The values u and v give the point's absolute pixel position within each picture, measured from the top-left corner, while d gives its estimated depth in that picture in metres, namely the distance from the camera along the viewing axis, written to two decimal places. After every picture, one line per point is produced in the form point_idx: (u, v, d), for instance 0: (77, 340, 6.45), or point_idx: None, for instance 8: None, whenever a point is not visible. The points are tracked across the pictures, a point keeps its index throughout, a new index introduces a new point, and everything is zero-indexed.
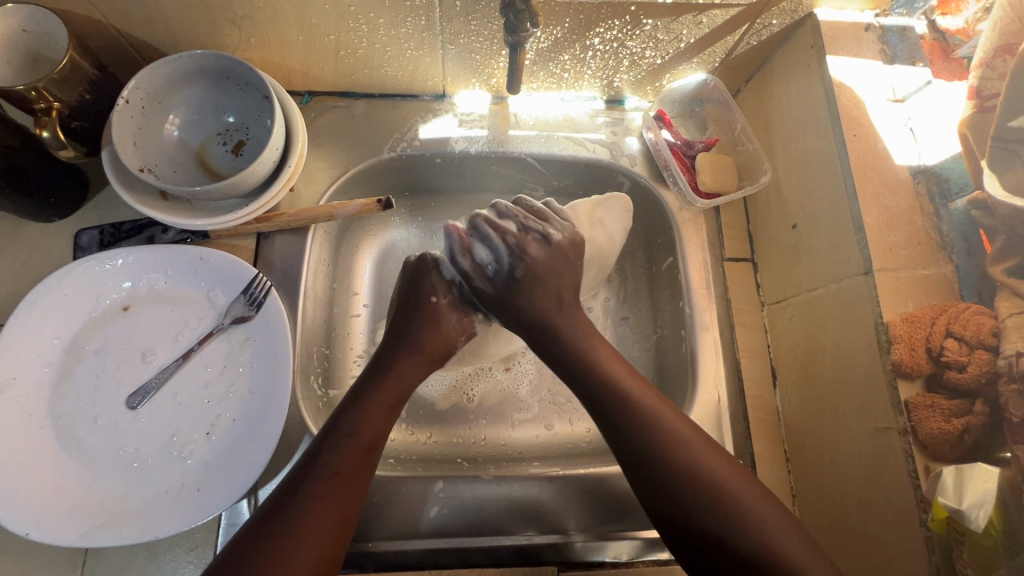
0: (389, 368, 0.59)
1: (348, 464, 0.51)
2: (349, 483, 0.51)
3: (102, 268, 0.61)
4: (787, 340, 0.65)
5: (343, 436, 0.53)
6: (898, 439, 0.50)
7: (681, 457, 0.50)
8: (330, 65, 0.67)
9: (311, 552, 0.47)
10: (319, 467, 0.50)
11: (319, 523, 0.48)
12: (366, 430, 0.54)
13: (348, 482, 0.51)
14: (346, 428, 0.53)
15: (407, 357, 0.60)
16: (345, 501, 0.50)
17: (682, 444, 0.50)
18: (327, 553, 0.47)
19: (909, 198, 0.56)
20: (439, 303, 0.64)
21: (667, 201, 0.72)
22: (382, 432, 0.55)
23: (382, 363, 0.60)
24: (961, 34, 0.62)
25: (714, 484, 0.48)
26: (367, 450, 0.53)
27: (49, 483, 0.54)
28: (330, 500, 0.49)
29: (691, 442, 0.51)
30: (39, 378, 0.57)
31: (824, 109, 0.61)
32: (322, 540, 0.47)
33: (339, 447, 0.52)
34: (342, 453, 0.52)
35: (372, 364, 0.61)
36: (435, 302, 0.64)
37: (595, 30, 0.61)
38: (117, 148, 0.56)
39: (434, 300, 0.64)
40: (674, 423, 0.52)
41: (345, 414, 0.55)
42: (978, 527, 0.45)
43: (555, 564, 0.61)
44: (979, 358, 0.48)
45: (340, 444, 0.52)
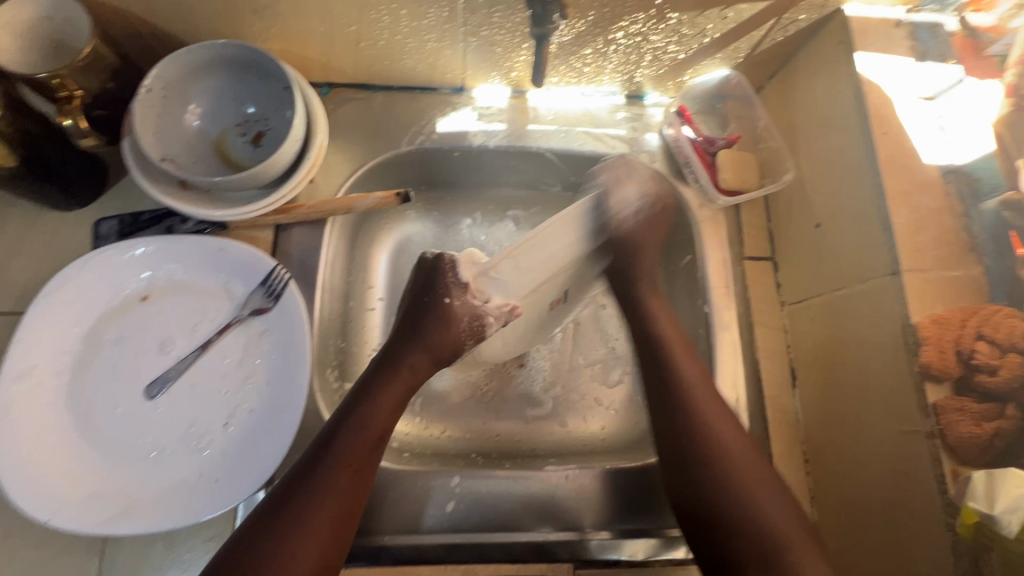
0: (397, 361, 0.59)
1: (358, 456, 0.52)
2: (358, 473, 0.52)
3: (121, 257, 0.60)
4: (808, 340, 0.64)
5: (354, 428, 0.53)
6: (925, 442, 0.49)
7: (704, 434, 0.55)
8: (350, 56, 0.66)
9: (322, 536, 0.48)
10: (331, 457, 0.51)
11: (329, 512, 0.49)
12: (375, 421, 0.55)
13: (359, 473, 0.52)
14: (356, 419, 0.54)
15: (415, 354, 0.59)
16: (354, 491, 0.51)
17: (708, 424, 0.55)
18: (337, 539, 0.49)
19: (937, 198, 0.55)
20: (451, 305, 0.58)
21: (687, 198, 0.71)
22: (391, 422, 0.56)
23: (391, 357, 0.59)
24: (993, 32, 0.61)
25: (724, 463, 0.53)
26: (376, 442, 0.54)
27: (69, 470, 0.54)
28: (341, 491, 0.50)
29: (717, 421, 0.56)
30: (59, 367, 0.57)
31: (852, 106, 0.60)
32: (330, 527, 0.49)
33: (350, 437, 0.53)
34: (353, 444, 0.53)
35: (382, 357, 0.60)
36: (448, 302, 0.58)
37: (619, 23, 0.60)
38: (138, 137, 0.55)
39: (447, 301, 0.58)
40: (709, 405, 0.56)
41: (356, 405, 0.55)
42: (1010, 533, 0.44)
43: (570, 562, 0.59)
44: (1011, 361, 0.48)
45: (352, 436, 0.53)
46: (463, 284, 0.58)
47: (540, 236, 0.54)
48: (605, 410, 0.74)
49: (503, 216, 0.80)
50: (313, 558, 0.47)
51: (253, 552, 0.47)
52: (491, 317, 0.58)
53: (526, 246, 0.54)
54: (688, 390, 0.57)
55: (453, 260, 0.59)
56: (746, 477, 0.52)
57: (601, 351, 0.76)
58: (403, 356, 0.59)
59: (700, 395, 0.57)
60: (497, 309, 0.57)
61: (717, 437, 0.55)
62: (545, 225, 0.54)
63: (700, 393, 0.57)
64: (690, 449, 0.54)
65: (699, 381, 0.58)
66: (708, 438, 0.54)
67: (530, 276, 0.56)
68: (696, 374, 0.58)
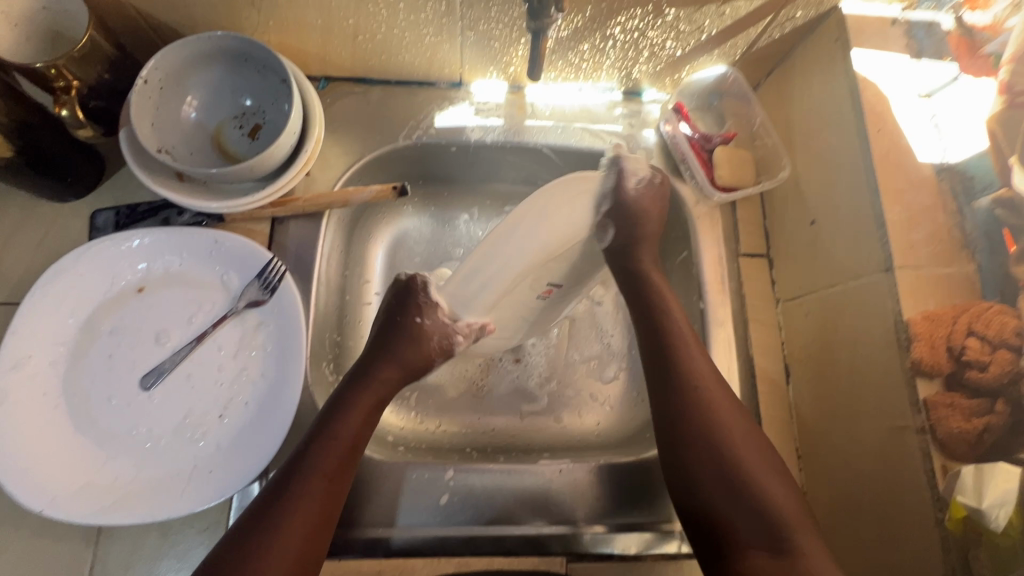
0: (370, 373, 0.59)
1: (329, 468, 0.52)
2: (331, 484, 0.51)
3: (118, 248, 0.61)
4: (802, 337, 0.64)
5: (326, 438, 0.53)
6: (915, 438, 0.50)
7: (712, 429, 0.52)
8: (347, 50, 0.66)
9: (294, 549, 0.47)
10: (303, 470, 0.51)
11: (301, 525, 0.48)
12: (347, 432, 0.54)
13: (333, 484, 0.51)
14: (327, 430, 0.54)
15: (386, 367, 0.60)
16: (327, 503, 0.50)
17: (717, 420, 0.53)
18: (310, 553, 0.48)
19: (931, 196, 0.56)
20: (422, 324, 0.61)
21: (684, 195, 0.71)
22: (365, 431, 0.56)
23: (363, 369, 0.59)
24: (988, 31, 0.60)
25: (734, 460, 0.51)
26: (349, 451, 0.54)
27: (65, 460, 0.54)
28: (313, 503, 0.50)
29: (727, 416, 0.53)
30: (54, 358, 0.57)
31: (848, 103, 0.60)
32: (303, 540, 0.48)
33: (323, 449, 0.52)
34: (323, 456, 0.52)
35: (355, 370, 0.60)
36: (419, 321, 0.61)
37: (616, 19, 0.61)
38: (135, 128, 0.56)
39: (417, 319, 0.61)
40: (719, 400, 0.55)
41: (328, 417, 0.55)
42: (997, 527, 0.45)
43: (563, 554, 0.60)
44: (1001, 358, 0.48)
45: (324, 447, 0.53)
46: (432, 304, 0.61)
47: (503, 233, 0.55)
48: (600, 405, 0.74)
49: (499, 211, 0.80)
50: (285, 574, 0.46)
51: (223, 568, 0.45)
52: (460, 335, 0.63)
53: (480, 255, 0.56)
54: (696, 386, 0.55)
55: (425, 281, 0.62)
56: (758, 476, 0.50)
57: (596, 347, 0.76)
58: (375, 369, 0.59)
59: (709, 390, 0.55)
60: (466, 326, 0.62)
61: (727, 433, 0.52)
62: (502, 227, 0.56)
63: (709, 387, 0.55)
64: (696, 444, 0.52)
65: (708, 375, 0.56)
66: (717, 433, 0.52)
67: (488, 292, 0.59)
68: (705, 369, 0.56)
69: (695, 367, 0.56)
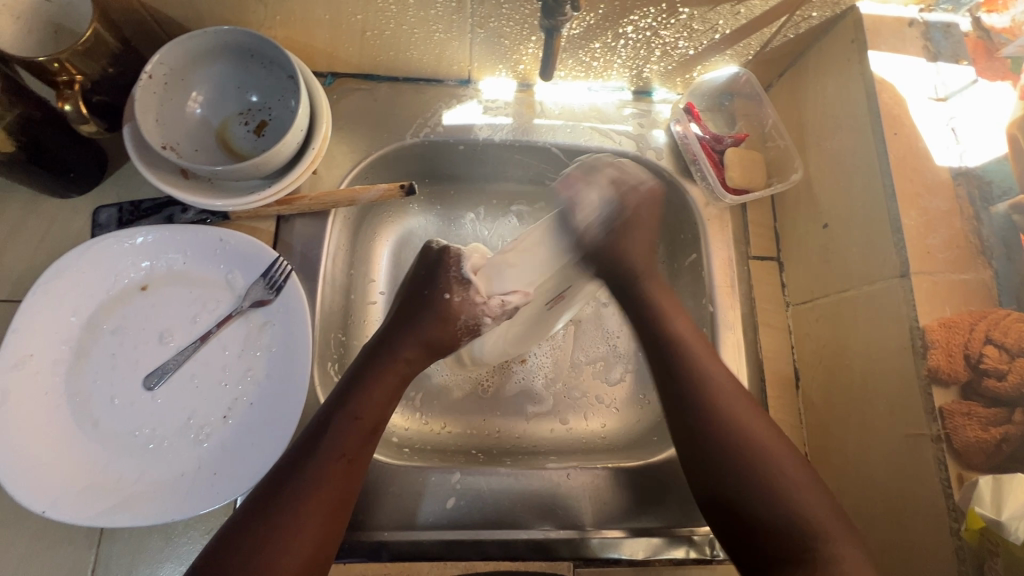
0: (392, 350, 0.58)
1: (351, 448, 0.51)
2: (352, 465, 0.51)
3: (120, 245, 0.60)
4: (813, 341, 0.64)
5: (346, 418, 0.52)
6: (931, 446, 0.49)
7: (736, 440, 0.52)
8: (355, 46, 0.65)
9: (313, 530, 0.47)
10: (323, 449, 0.50)
11: (321, 506, 0.48)
12: (369, 412, 0.53)
13: (352, 464, 0.51)
14: (348, 410, 0.53)
15: (409, 345, 0.58)
16: (346, 483, 0.50)
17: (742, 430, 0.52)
18: (330, 532, 0.48)
19: (948, 201, 0.55)
20: (451, 300, 0.60)
21: (694, 197, 0.71)
22: (385, 412, 0.55)
23: (383, 345, 0.58)
24: (1007, 33, 0.60)
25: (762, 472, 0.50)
26: (370, 431, 0.53)
27: (66, 461, 0.54)
28: (333, 483, 0.49)
29: (751, 427, 0.52)
30: (57, 357, 0.56)
31: (863, 105, 0.59)
32: (323, 521, 0.48)
33: (343, 429, 0.52)
34: (346, 435, 0.51)
35: (376, 344, 0.59)
36: (447, 298, 0.60)
37: (629, 17, 0.60)
38: (139, 124, 0.54)
39: (446, 296, 0.60)
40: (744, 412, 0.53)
41: (349, 395, 0.54)
42: (1018, 540, 0.44)
43: (571, 561, 0.59)
44: (1019, 367, 0.48)
45: (345, 426, 0.52)
46: (468, 282, 0.60)
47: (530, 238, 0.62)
48: (606, 408, 0.73)
49: (506, 211, 0.80)
50: (304, 554, 0.46)
51: (243, 544, 0.45)
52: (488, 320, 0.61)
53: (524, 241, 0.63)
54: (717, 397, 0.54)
55: (458, 254, 0.62)
56: (787, 488, 0.49)
57: (602, 348, 0.76)
58: (398, 346, 0.58)
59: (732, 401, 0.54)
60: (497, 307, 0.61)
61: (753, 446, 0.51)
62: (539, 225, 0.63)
63: (731, 400, 0.54)
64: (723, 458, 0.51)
65: (728, 385, 0.55)
66: (740, 445, 0.51)
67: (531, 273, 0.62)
68: (722, 378, 0.55)
69: (712, 377, 0.55)
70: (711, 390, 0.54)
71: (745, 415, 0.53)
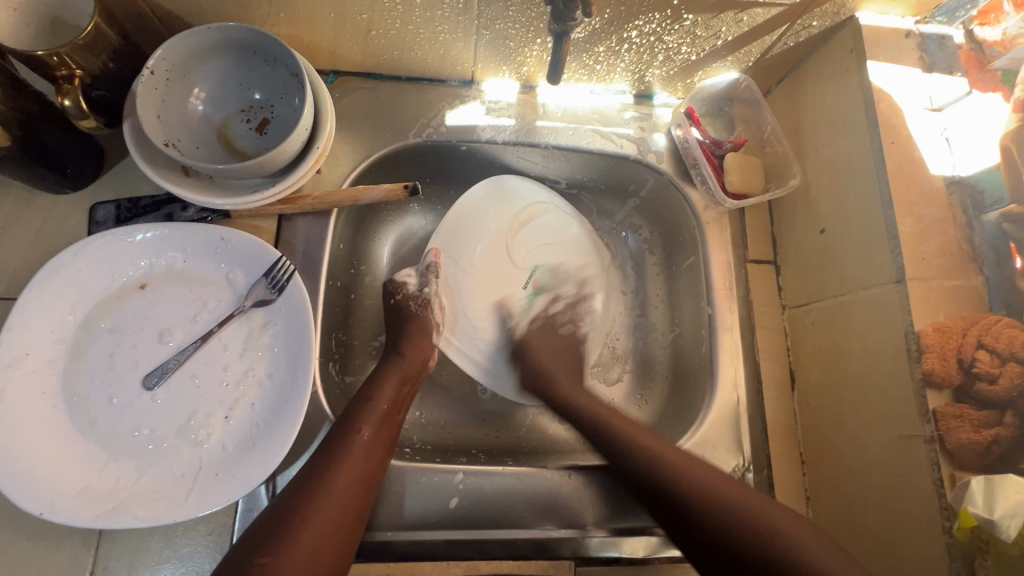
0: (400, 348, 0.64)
1: (373, 423, 0.55)
2: (376, 441, 0.55)
3: (120, 243, 0.59)
4: (809, 344, 0.65)
5: (365, 405, 0.57)
6: (924, 447, 0.51)
7: (691, 481, 0.51)
8: (359, 45, 0.65)
9: (343, 497, 0.50)
10: (345, 433, 0.54)
11: (351, 473, 0.52)
12: (385, 396, 0.58)
13: (376, 440, 0.55)
14: (368, 394, 0.58)
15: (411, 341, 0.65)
16: (369, 464, 0.53)
17: (691, 476, 0.52)
18: (358, 499, 0.51)
19: (941, 209, 0.57)
20: (398, 301, 0.68)
21: (694, 200, 0.72)
22: (401, 399, 0.60)
23: (394, 346, 0.65)
24: (998, 47, 0.62)
25: (707, 495, 0.50)
26: (391, 413, 0.58)
27: (65, 461, 0.53)
28: (357, 463, 0.52)
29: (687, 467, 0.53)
30: (53, 356, 0.55)
31: (862, 114, 0.61)
32: (351, 488, 0.51)
33: (363, 409, 0.56)
34: (366, 413, 0.56)
35: (388, 348, 0.65)
36: (395, 301, 0.68)
37: (634, 22, 0.60)
38: (141, 120, 0.54)
39: (393, 300, 0.68)
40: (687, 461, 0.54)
41: (367, 384, 0.60)
42: (1008, 537, 0.46)
43: (572, 560, 0.60)
44: (1010, 370, 0.50)
45: (365, 414, 0.56)
46: (403, 283, 0.69)
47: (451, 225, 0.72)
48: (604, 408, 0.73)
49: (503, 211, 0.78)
50: (334, 519, 0.49)
51: (282, 510, 0.48)
52: (430, 289, 0.69)
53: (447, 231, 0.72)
54: (646, 451, 0.55)
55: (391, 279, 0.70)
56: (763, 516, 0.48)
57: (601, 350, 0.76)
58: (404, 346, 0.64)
59: (667, 453, 0.54)
60: (425, 280, 0.69)
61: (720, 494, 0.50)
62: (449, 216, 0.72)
63: (662, 450, 0.55)
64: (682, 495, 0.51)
65: (654, 439, 0.56)
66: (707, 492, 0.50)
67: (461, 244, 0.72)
68: (653, 439, 0.56)
69: (635, 435, 0.57)
70: (639, 445, 0.56)
71: (693, 468, 0.53)
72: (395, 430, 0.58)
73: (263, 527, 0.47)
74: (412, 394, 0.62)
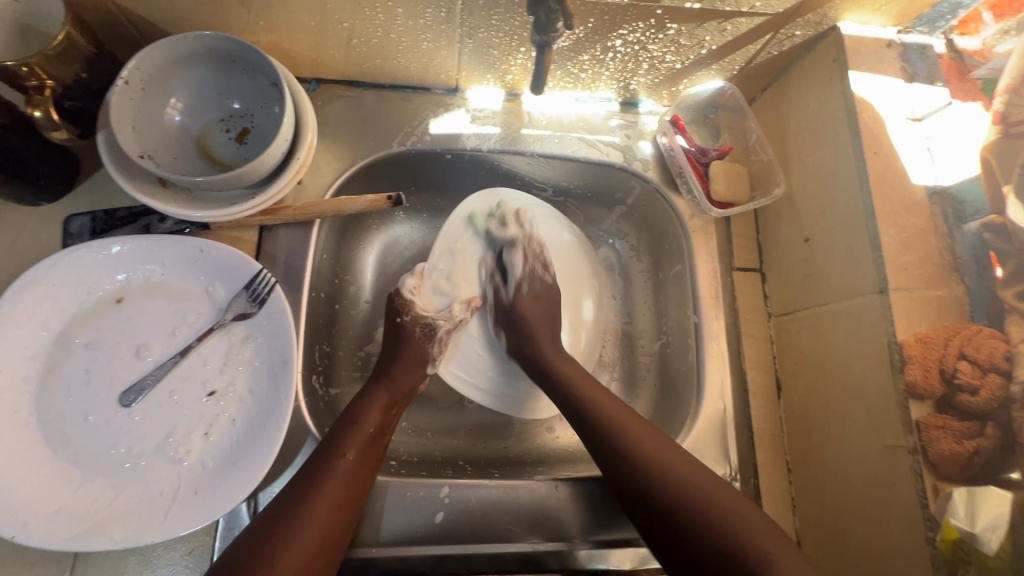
0: (387, 374, 0.63)
1: (355, 447, 0.54)
2: (358, 465, 0.53)
3: (95, 257, 0.57)
4: (794, 352, 0.65)
5: (350, 427, 0.56)
6: (907, 458, 0.51)
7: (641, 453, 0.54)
8: (341, 53, 0.64)
9: (322, 521, 0.49)
10: (327, 456, 0.53)
11: (331, 499, 0.50)
12: (369, 419, 0.57)
13: (358, 464, 0.54)
14: (352, 416, 0.57)
15: (404, 371, 0.64)
16: (351, 490, 0.52)
17: (652, 457, 0.53)
18: (338, 524, 0.50)
19: (924, 218, 0.57)
20: (403, 321, 0.67)
21: (680, 209, 0.72)
22: (385, 422, 0.59)
23: (381, 370, 0.63)
24: (978, 56, 0.62)
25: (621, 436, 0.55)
26: (374, 436, 0.57)
27: (39, 482, 0.51)
28: (338, 489, 0.51)
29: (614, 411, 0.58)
30: (25, 374, 0.54)
31: (845, 124, 0.61)
32: (330, 514, 0.50)
33: (346, 432, 0.55)
34: (348, 437, 0.55)
35: (376, 370, 0.64)
36: (401, 320, 0.67)
37: (618, 31, 0.60)
38: (116, 132, 0.52)
39: (399, 319, 0.67)
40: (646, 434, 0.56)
41: (351, 406, 0.59)
42: (989, 550, 0.47)
43: (559, 571, 0.59)
44: (991, 382, 0.50)
45: (349, 435, 0.55)
46: (409, 301, 0.68)
47: (452, 230, 0.73)
48: None
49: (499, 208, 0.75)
50: (312, 546, 0.48)
51: (259, 535, 0.47)
52: (440, 320, 0.68)
53: (448, 237, 0.72)
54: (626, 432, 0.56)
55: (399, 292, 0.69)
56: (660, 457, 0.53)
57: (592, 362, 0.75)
58: (393, 372, 0.63)
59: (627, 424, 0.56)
60: (445, 313, 0.69)
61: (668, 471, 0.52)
62: (452, 221, 0.73)
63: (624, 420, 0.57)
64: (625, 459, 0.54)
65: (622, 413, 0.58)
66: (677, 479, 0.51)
67: (463, 253, 0.73)
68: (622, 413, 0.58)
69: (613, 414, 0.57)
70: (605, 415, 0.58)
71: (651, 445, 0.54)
72: (380, 452, 0.57)
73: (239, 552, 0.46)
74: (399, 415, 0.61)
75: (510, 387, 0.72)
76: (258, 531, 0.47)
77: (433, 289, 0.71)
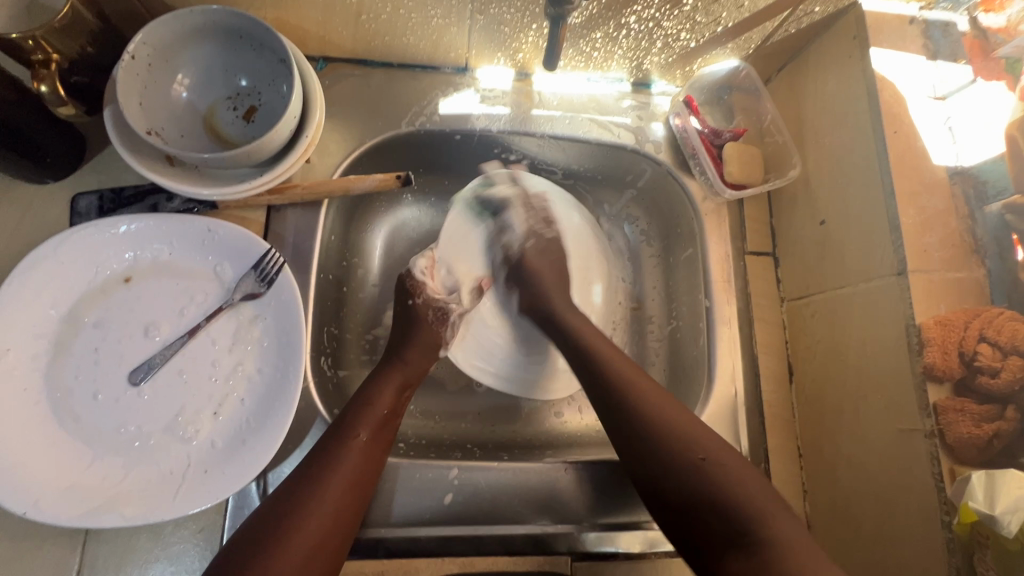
0: (399, 357, 0.62)
1: (368, 429, 0.54)
2: (371, 447, 0.53)
3: (103, 236, 0.57)
4: (806, 338, 0.65)
5: (363, 409, 0.55)
6: (924, 441, 0.50)
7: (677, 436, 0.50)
8: (349, 30, 0.63)
9: (336, 501, 0.49)
10: (339, 436, 0.53)
11: (343, 479, 0.50)
12: (381, 402, 0.57)
13: (371, 446, 0.53)
14: (364, 397, 0.57)
15: (413, 352, 0.63)
16: (363, 470, 0.52)
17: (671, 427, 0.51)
18: (352, 504, 0.50)
19: (944, 200, 0.56)
20: (415, 304, 0.67)
21: (692, 191, 0.70)
22: (396, 404, 0.58)
23: (392, 354, 0.63)
24: (1003, 34, 0.61)
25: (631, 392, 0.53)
26: (387, 418, 0.56)
27: (50, 460, 0.51)
28: (350, 469, 0.51)
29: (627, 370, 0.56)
30: (35, 352, 0.53)
31: (864, 103, 0.59)
32: (342, 495, 0.50)
33: (357, 413, 0.55)
34: (359, 418, 0.55)
35: (384, 355, 0.63)
36: (413, 303, 0.67)
37: (632, 7, 0.58)
38: (122, 107, 0.52)
39: (411, 301, 0.67)
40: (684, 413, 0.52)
41: (362, 388, 0.58)
42: (1008, 533, 0.45)
43: (568, 555, 0.60)
44: (1012, 364, 0.49)
45: (362, 416, 0.55)
46: (420, 283, 0.68)
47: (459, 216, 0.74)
48: None
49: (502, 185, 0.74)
50: (325, 527, 0.47)
51: (272, 515, 0.47)
52: (451, 304, 0.69)
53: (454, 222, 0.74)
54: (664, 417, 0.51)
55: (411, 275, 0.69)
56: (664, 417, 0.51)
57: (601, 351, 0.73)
58: (404, 354, 0.63)
59: (677, 420, 0.52)
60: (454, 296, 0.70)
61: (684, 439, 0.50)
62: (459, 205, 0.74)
63: (664, 405, 0.52)
64: (662, 454, 0.49)
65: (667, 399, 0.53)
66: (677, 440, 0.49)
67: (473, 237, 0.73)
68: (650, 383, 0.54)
69: (656, 400, 0.53)
70: (645, 401, 0.53)
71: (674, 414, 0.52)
72: (392, 433, 0.57)
73: (253, 531, 0.46)
74: (409, 399, 0.61)
75: (521, 370, 0.72)
76: (271, 511, 0.47)
77: (444, 275, 0.71)
